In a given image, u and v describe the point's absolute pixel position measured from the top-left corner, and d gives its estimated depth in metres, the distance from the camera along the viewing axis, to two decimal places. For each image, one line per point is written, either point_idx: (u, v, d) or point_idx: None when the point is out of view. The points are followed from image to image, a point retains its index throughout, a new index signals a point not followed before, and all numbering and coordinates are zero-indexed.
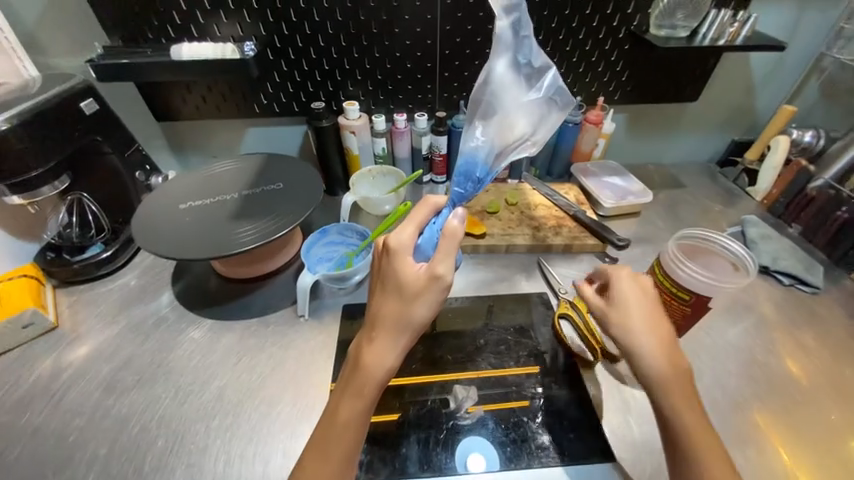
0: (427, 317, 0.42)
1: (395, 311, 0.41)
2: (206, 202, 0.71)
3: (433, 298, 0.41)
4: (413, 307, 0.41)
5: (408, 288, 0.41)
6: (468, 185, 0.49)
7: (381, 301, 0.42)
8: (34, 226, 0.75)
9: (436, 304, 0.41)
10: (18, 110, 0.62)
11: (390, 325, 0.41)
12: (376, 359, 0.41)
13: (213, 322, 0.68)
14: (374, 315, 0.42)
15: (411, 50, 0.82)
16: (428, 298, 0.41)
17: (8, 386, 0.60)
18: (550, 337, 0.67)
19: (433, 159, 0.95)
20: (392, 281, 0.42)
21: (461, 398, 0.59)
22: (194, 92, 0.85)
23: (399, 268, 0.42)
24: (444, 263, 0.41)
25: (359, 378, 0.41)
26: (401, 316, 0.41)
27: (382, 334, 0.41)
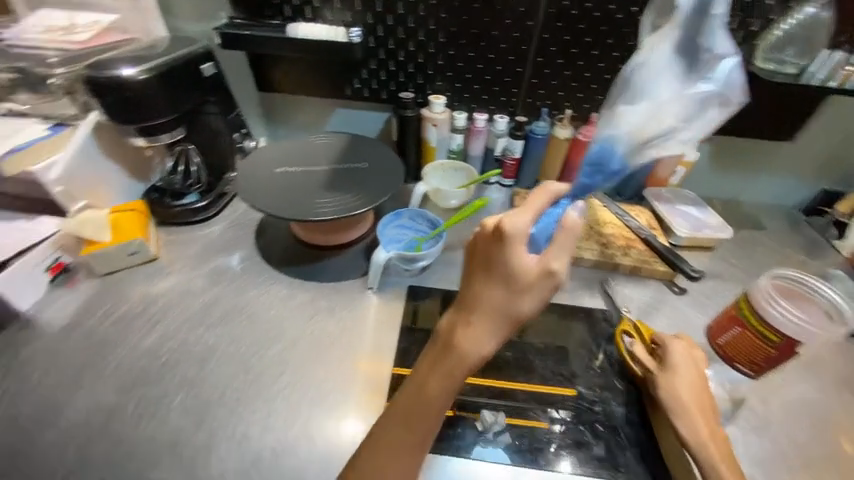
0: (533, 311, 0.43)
1: (501, 299, 0.43)
2: (298, 172, 0.76)
3: (540, 294, 0.43)
4: (521, 302, 0.43)
5: (519, 280, 0.42)
6: (600, 173, 0.52)
7: (490, 293, 0.44)
8: (145, 169, 0.84)
9: (543, 300, 0.43)
10: (155, 64, 0.70)
11: (494, 314, 0.44)
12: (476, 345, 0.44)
13: (289, 281, 0.73)
14: (476, 298, 0.44)
15: (505, 53, 0.84)
16: (537, 295, 0.43)
17: (114, 304, 0.68)
18: (609, 354, 0.67)
19: (505, 162, 0.96)
20: (502, 272, 0.43)
21: (490, 423, 0.56)
22: (295, 69, 0.91)
23: (514, 259, 0.42)
24: (560, 263, 0.42)
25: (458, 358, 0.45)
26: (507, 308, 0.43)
27: (485, 321, 0.44)
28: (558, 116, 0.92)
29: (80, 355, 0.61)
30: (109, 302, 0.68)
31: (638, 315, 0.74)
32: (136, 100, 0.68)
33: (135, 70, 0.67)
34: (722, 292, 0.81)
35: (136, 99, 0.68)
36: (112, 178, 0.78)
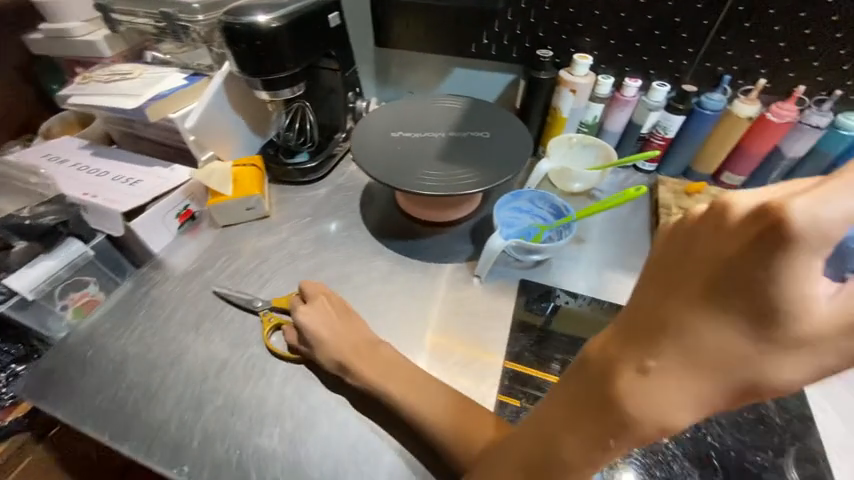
0: (794, 382, 0.24)
1: (731, 347, 0.23)
2: (415, 135, 0.69)
3: (824, 361, 0.23)
4: (781, 365, 0.23)
5: (786, 322, 0.22)
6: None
7: (723, 333, 0.23)
8: (263, 124, 0.84)
9: (823, 369, 0.23)
10: (289, 11, 0.66)
11: (715, 376, 0.24)
12: (670, 419, 0.26)
13: (394, 255, 0.69)
14: (677, 334, 0.25)
15: (691, 0, 0.66)
16: (812, 364, 0.23)
17: (232, 255, 0.70)
18: (788, 405, 0.52)
19: (651, 141, 0.79)
20: (751, 307, 0.22)
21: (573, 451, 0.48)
22: (419, 21, 0.82)
23: (786, 283, 0.21)
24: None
25: (626, 429, 0.28)
26: (746, 372, 0.24)
27: (692, 385, 0.25)
28: (743, 88, 0.72)
29: (198, 304, 0.63)
30: (227, 253, 0.71)
31: None
32: (270, 48, 0.65)
33: (267, 17, 0.64)
34: None
35: (270, 47, 0.65)
36: (236, 131, 0.78)
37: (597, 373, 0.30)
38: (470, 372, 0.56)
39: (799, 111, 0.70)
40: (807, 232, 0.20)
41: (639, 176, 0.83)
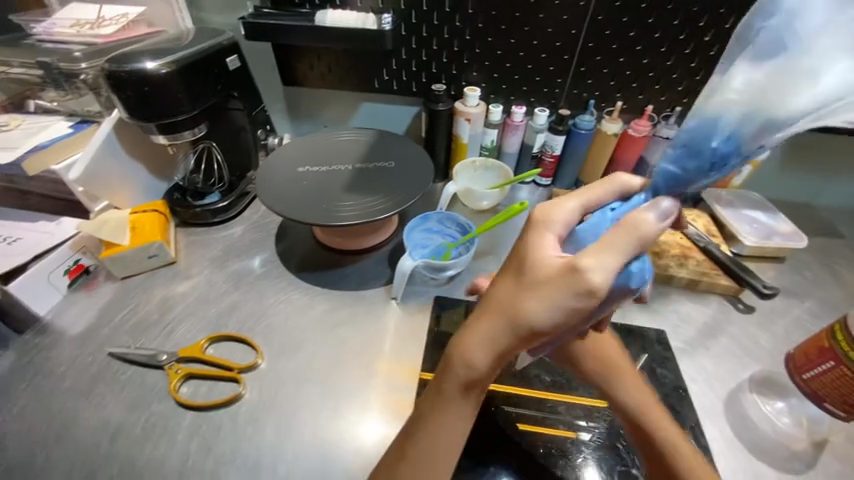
0: (546, 318, 0.33)
1: (511, 293, 0.35)
2: (322, 170, 0.71)
3: (560, 299, 0.33)
4: (533, 304, 0.34)
5: (538, 271, 0.34)
6: (691, 162, 0.32)
7: (510, 285, 0.36)
8: (166, 167, 0.82)
9: (566, 307, 0.33)
10: (174, 58, 0.65)
11: (495, 315, 0.35)
12: (479, 356, 0.36)
13: (309, 287, 0.69)
14: (492, 291, 0.37)
15: (552, 39, 0.75)
16: (556, 303, 0.33)
17: (132, 307, 0.66)
18: (667, 380, 0.58)
19: (543, 159, 0.88)
20: (515, 264, 0.37)
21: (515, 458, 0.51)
22: (321, 61, 0.86)
23: (535, 246, 0.36)
24: (592, 265, 0.32)
25: (456, 370, 0.38)
26: (511, 309, 0.34)
27: (485, 324, 0.36)
28: (607, 109, 0.83)
29: (92, 365, 0.59)
30: (126, 306, 0.66)
31: (697, 338, 0.65)
32: (158, 93, 0.65)
33: (156, 63, 0.64)
34: (793, 312, 0.71)
35: (159, 92, 0.65)
36: (135, 176, 0.76)
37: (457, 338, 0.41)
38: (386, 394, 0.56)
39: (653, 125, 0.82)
40: (538, 223, 0.38)
41: (539, 190, 0.92)
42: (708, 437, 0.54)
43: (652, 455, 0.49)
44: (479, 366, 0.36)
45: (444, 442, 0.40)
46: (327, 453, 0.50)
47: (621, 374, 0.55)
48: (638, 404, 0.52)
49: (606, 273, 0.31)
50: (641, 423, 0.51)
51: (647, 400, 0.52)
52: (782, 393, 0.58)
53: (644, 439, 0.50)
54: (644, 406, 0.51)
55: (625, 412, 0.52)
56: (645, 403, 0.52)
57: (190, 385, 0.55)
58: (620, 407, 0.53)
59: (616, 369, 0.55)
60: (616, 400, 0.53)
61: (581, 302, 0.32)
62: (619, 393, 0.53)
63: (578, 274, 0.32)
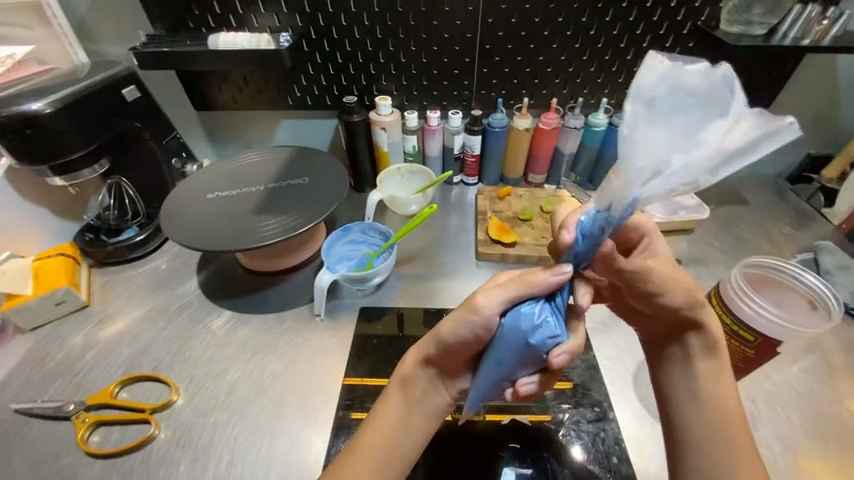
0: (451, 333, 0.40)
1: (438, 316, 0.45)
2: (232, 194, 0.72)
3: (465, 316, 0.39)
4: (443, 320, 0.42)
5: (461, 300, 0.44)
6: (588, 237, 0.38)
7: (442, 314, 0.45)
8: (75, 207, 0.79)
9: (464, 326, 0.39)
10: (58, 96, 0.63)
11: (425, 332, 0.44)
12: (411, 363, 0.44)
13: (231, 314, 0.69)
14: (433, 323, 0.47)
15: (450, 44, 0.78)
16: (463, 319, 0.39)
17: (41, 358, 0.64)
18: (578, 361, 0.63)
19: (465, 159, 0.90)
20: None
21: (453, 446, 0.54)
22: (229, 83, 0.84)
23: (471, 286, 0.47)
24: (490, 288, 0.39)
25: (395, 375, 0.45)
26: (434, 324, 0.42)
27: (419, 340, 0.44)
28: (516, 106, 0.86)
29: None
30: (35, 357, 0.64)
31: (611, 317, 0.68)
32: (43, 133, 0.61)
33: (40, 103, 0.61)
34: (702, 279, 0.75)
35: (43, 133, 0.61)
36: (38, 220, 0.73)
37: None
38: (307, 413, 0.57)
39: (561, 117, 0.85)
40: None
41: (467, 189, 0.94)
42: (616, 410, 0.58)
43: (687, 364, 0.45)
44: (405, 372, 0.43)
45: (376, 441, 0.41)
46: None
47: (672, 280, 0.45)
48: (695, 316, 0.44)
49: (492, 299, 0.38)
50: (682, 334, 0.45)
51: (690, 286, 0.45)
52: None
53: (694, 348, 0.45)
54: (691, 297, 0.45)
55: (700, 335, 0.44)
56: (688, 296, 0.45)
57: (100, 432, 0.54)
58: (677, 317, 0.45)
59: (660, 271, 0.45)
60: (700, 332, 0.44)
61: (482, 321, 0.39)
62: (698, 312, 0.44)
63: (478, 293, 0.39)
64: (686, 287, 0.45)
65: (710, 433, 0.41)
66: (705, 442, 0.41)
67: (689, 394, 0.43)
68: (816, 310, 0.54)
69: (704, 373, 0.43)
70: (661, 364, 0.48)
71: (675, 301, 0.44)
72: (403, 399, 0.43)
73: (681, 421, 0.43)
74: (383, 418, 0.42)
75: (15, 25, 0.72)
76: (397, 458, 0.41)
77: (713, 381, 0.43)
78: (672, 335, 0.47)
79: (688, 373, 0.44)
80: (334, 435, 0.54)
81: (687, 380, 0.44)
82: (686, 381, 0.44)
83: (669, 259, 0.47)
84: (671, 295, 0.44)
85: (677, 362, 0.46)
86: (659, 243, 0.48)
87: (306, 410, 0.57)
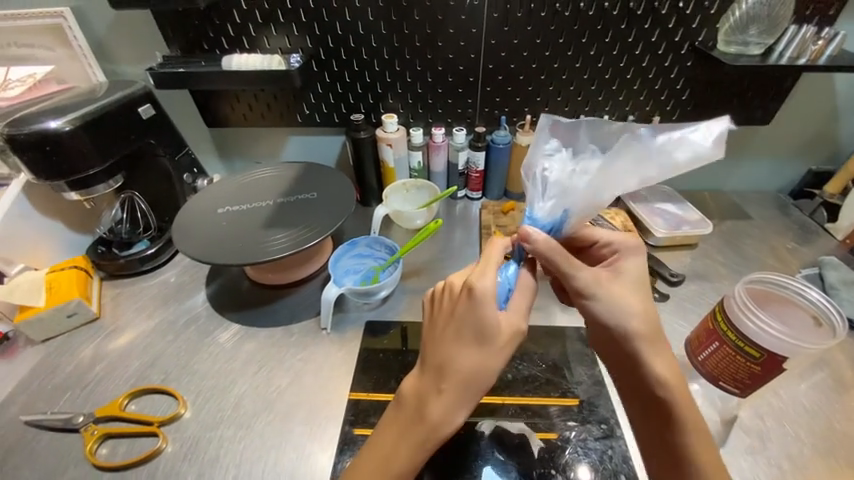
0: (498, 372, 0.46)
1: (475, 360, 0.44)
2: (242, 209, 0.74)
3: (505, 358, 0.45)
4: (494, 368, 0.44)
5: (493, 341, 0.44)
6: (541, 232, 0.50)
7: (470, 354, 0.44)
8: (89, 221, 0.81)
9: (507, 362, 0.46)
10: (77, 114, 0.65)
11: (461, 380, 0.44)
12: (451, 411, 0.44)
13: (239, 327, 0.69)
14: (451, 360, 0.44)
15: (454, 64, 0.80)
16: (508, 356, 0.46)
17: (51, 370, 0.64)
18: (583, 376, 0.63)
19: (470, 175, 0.92)
20: (471, 331, 0.44)
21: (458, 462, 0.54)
22: (241, 101, 0.87)
23: (486, 315, 0.44)
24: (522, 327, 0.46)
25: (421, 423, 0.44)
26: (474, 373, 0.44)
27: (456, 393, 0.44)
28: (519, 123, 0.88)
29: (5, 439, 0.56)
30: (44, 369, 0.65)
31: None
32: (62, 150, 0.64)
33: (59, 121, 0.63)
34: (707, 294, 0.76)
35: (62, 150, 0.64)
36: (52, 233, 0.75)
37: (409, 403, 0.45)
38: (312, 427, 0.57)
39: None
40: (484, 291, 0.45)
41: (471, 204, 0.96)
42: (623, 427, 0.57)
43: (648, 417, 0.46)
44: (452, 420, 0.44)
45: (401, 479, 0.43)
46: None
47: (614, 296, 0.47)
48: (636, 352, 0.46)
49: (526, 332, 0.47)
50: (634, 375, 0.47)
51: (632, 309, 0.47)
52: (692, 375, 0.62)
53: (651, 399, 0.46)
54: (625, 317, 0.46)
55: (653, 384, 0.45)
56: (627, 312, 0.46)
57: (108, 445, 0.55)
58: (627, 355, 0.47)
59: (605, 285, 0.48)
60: (651, 380, 0.45)
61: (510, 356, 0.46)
62: (637, 346, 0.45)
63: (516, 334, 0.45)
64: (626, 308, 0.46)
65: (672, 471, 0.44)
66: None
67: (657, 442, 0.45)
68: (823, 327, 0.54)
69: (666, 423, 0.45)
70: (624, 403, 0.50)
71: (620, 323, 0.46)
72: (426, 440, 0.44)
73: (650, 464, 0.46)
74: (410, 460, 0.43)
75: (36, 46, 0.77)
76: None
77: (679, 433, 0.44)
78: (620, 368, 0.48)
79: (647, 417, 0.46)
80: (341, 450, 0.54)
81: (648, 426, 0.46)
82: (649, 429, 0.46)
83: (627, 276, 0.49)
84: (606, 307, 0.47)
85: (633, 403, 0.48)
86: (629, 259, 0.51)
87: (311, 425, 0.57)
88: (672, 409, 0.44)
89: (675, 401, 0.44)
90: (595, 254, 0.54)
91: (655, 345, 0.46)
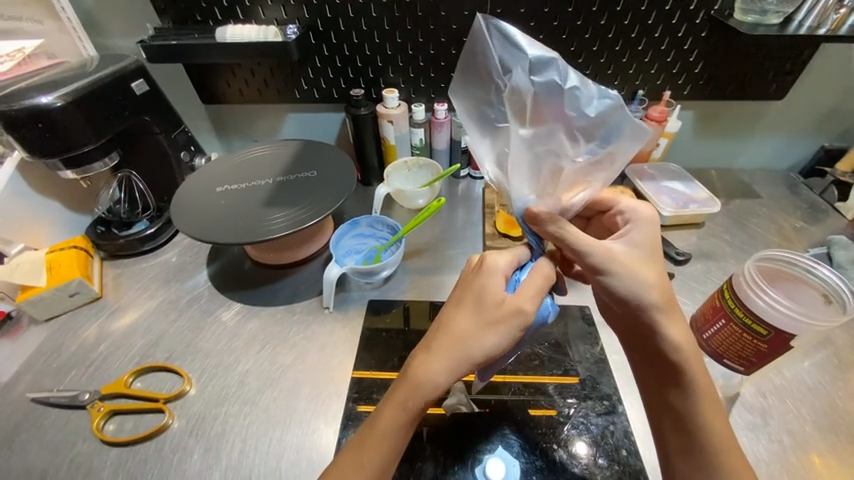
0: (499, 345, 0.42)
1: (467, 325, 0.43)
2: (240, 187, 0.73)
3: (507, 330, 0.43)
4: (488, 334, 0.42)
5: (488, 307, 0.43)
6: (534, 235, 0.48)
7: (462, 318, 0.43)
8: (86, 200, 0.80)
9: (510, 338, 0.43)
10: (70, 89, 0.63)
11: (453, 346, 0.42)
12: (437, 375, 0.41)
13: (241, 306, 0.69)
14: (443, 324, 0.44)
15: (458, 35, 0.77)
16: (506, 329, 0.43)
17: (55, 349, 0.65)
18: (586, 354, 0.63)
19: (473, 152, 0.89)
20: (471, 297, 0.44)
21: (463, 436, 0.55)
22: (237, 76, 0.84)
23: (484, 285, 0.44)
24: (533, 302, 0.44)
25: (406, 390, 0.42)
26: (467, 341, 0.42)
27: (442, 353, 0.42)
28: None
29: (13, 415, 0.57)
30: (49, 348, 0.65)
31: None
32: (54, 127, 0.62)
33: (51, 96, 0.61)
34: (712, 274, 0.75)
35: (55, 127, 0.62)
36: (49, 213, 0.74)
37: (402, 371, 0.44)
38: (315, 404, 0.57)
39: None
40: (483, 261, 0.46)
41: (474, 183, 0.94)
42: (625, 403, 0.58)
43: (659, 384, 0.46)
44: (437, 384, 0.41)
45: (390, 453, 0.42)
46: (256, 470, 0.51)
47: (620, 263, 0.45)
48: (652, 320, 0.45)
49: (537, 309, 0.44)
50: (648, 342, 0.46)
51: (647, 280, 0.45)
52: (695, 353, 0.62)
53: (657, 356, 0.46)
54: (641, 289, 0.45)
55: (663, 347, 0.45)
56: (638, 283, 0.45)
57: (115, 421, 0.56)
58: (638, 323, 0.46)
59: (617, 256, 0.45)
60: (657, 339, 0.45)
61: (521, 332, 0.43)
62: (652, 316, 0.45)
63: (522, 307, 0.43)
64: (641, 280, 0.45)
65: (685, 450, 0.44)
66: (691, 461, 0.43)
67: (671, 414, 0.45)
68: (834, 306, 0.53)
69: (682, 389, 0.44)
70: (633, 370, 0.49)
71: (625, 287, 0.45)
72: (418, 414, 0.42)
73: (670, 434, 0.45)
74: (402, 429, 0.42)
75: (23, 19, 0.72)
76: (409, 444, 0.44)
77: (693, 401, 0.44)
78: (634, 339, 0.47)
79: (662, 409, 0.46)
80: (344, 425, 0.55)
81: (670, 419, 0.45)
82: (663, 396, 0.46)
83: (640, 248, 0.47)
84: (619, 276, 0.45)
85: (644, 361, 0.47)
86: (638, 229, 0.49)
87: (315, 402, 0.57)
88: (686, 378, 0.44)
89: (684, 361, 0.44)
90: (607, 224, 0.54)
91: (666, 311, 0.45)
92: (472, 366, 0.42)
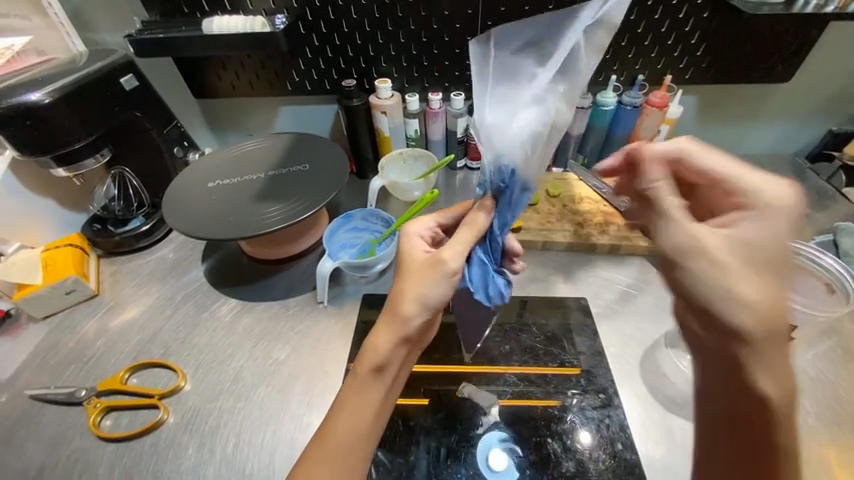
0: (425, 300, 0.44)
1: (399, 291, 0.45)
2: (232, 182, 0.72)
3: (436, 283, 0.44)
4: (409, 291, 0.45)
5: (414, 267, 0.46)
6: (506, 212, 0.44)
7: (395, 285, 0.46)
8: (81, 197, 0.80)
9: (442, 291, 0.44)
10: (60, 85, 0.62)
11: (389, 312, 0.45)
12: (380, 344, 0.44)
13: (236, 302, 0.69)
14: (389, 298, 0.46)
15: (450, 21, 0.75)
16: (434, 282, 0.44)
17: (53, 346, 0.65)
18: (583, 345, 0.62)
19: (469, 143, 0.87)
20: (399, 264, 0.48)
21: (460, 429, 0.55)
22: (228, 70, 0.83)
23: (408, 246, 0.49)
24: (454, 252, 0.44)
25: (363, 360, 0.44)
26: (398, 302, 0.45)
27: (383, 321, 0.45)
28: None
29: (13, 412, 0.58)
30: (47, 345, 0.65)
31: (620, 302, 0.67)
32: (42, 125, 0.61)
33: (39, 93, 0.60)
34: None
35: (42, 124, 0.61)
36: (44, 212, 0.74)
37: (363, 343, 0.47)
38: (309, 398, 0.57)
39: (618, 94, 0.81)
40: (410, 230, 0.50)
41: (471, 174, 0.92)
42: (622, 396, 0.57)
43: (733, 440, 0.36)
44: (383, 348, 0.44)
45: (354, 427, 0.42)
46: (250, 465, 0.52)
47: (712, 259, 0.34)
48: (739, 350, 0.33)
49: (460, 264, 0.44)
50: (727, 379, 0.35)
51: (744, 296, 0.33)
52: None
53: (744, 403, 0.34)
54: (728, 306, 0.33)
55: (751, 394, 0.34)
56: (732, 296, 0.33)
57: (112, 417, 0.56)
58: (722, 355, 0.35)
59: (714, 254, 0.35)
60: (751, 386, 0.33)
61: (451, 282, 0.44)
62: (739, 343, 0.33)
63: (446, 261, 0.44)
64: (737, 297, 0.33)
65: None
66: None
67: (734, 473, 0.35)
68: (839, 298, 0.51)
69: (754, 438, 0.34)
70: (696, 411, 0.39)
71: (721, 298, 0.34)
72: (376, 382, 0.44)
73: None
74: (363, 398, 0.43)
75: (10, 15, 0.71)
76: (378, 425, 0.44)
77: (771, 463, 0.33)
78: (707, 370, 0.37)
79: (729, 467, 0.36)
80: None
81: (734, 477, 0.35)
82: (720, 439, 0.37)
83: (753, 245, 0.35)
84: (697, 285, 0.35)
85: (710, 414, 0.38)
86: (757, 225, 0.36)
87: (309, 397, 0.57)
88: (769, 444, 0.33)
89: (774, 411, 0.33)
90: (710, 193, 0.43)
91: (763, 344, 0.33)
92: (406, 323, 0.44)
